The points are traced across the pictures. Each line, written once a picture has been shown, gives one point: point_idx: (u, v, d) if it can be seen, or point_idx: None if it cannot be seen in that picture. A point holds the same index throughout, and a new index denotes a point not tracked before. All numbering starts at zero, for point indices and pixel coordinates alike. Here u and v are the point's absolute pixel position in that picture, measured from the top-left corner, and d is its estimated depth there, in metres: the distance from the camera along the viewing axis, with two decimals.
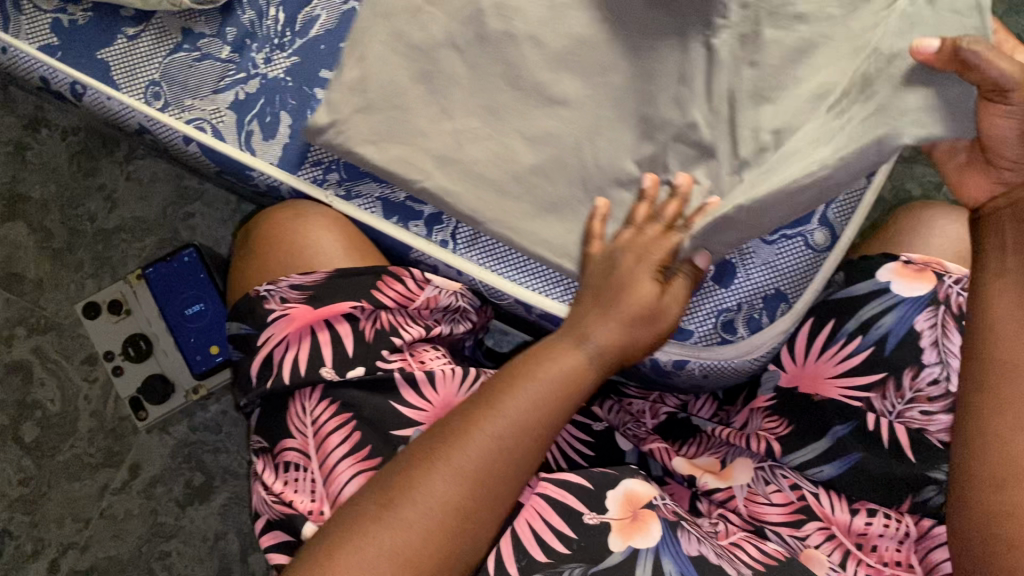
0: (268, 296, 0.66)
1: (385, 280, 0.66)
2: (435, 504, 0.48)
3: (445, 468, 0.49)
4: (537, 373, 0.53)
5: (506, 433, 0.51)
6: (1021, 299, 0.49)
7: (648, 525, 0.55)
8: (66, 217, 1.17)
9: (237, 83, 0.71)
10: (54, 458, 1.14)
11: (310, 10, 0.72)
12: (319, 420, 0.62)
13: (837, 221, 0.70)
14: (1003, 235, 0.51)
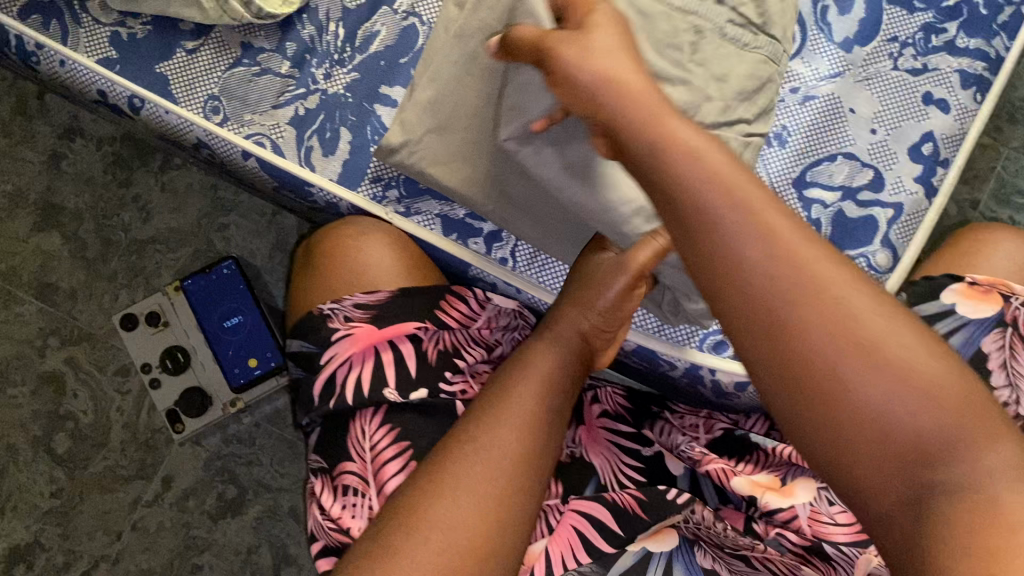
0: (331, 314, 0.65)
1: (449, 300, 0.67)
2: (451, 525, 0.49)
3: (455, 488, 0.51)
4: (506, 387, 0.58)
5: (487, 448, 0.53)
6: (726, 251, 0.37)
7: (664, 539, 0.63)
8: (100, 227, 1.16)
9: (297, 98, 0.70)
10: (86, 470, 1.13)
11: (370, 26, 0.71)
12: (379, 446, 0.61)
13: (899, 242, 0.69)
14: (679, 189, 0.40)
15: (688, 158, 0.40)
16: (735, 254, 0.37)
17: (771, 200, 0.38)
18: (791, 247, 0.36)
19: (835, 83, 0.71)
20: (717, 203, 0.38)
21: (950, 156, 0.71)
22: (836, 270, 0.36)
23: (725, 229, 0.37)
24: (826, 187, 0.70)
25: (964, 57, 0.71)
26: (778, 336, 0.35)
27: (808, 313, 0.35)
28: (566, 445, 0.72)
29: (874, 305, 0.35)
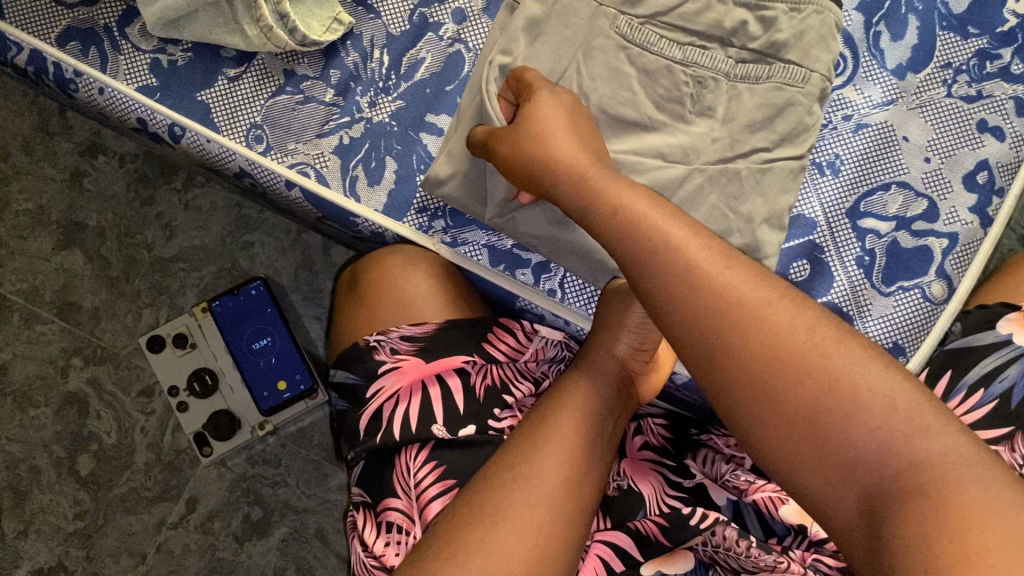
0: (378, 346, 0.63)
1: (497, 332, 0.65)
2: (501, 555, 0.47)
3: (507, 519, 0.48)
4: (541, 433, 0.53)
5: (519, 511, 0.48)
6: (701, 332, 0.44)
7: (679, 561, 0.64)
8: (123, 245, 1.15)
9: (342, 126, 0.69)
10: (109, 492, 1.12)
11: (416, 52, 0.70)
12: (423, 484, 0.58)
13: (955, 273, 0.68)
14: (657, 282, 0.46)
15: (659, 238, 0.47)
16: (706, 322, 0.43)
17: (730, 265, 0.44)
18: (751, 303, 0.43)
19: (888, 111, 0.70)
20: (688, 279, 0.45)
21: (1006, 185, 0.69)
22: (786, 315, 0.42)
23: (699, 302, 0.44)
24: (880, 217, 0.69)
25: (1020, 84, 0.69)
26: (756, 389, 0.42)
27: (767, 360, 0.41)
28: (612, 477, 0.70)
29: (822, 339, 0.41)
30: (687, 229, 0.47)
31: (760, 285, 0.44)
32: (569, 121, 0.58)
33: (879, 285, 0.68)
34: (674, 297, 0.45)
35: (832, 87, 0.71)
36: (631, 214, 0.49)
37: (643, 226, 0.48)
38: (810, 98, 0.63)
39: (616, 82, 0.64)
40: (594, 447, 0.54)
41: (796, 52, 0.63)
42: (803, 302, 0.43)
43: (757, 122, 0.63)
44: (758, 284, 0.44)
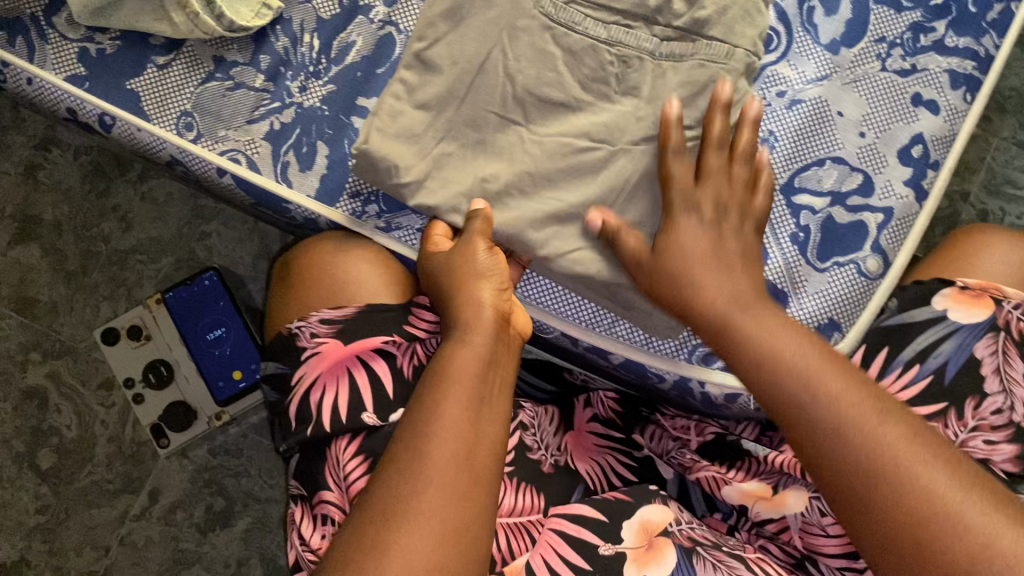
0: (300, 332, 0.63)
1: (414, 310, 0.65)
2: (429, 516, 0.46)
3: (428, 479, 0.48)
4: (430, 410, 0.51)
5: (424, 498, 0.47)
6: (836, 463, 0.47)
7: (662, 553, 0.60)
8: (80, 238, 1.14)
9: (272, 112, 0.69)
10: (71, 485, 1.11)
11: (346, 36, 0.70)
12: (351, 476, 0.59)
13: (890, 248, 0.68)
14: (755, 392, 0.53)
15: (788, 353, 0.52)
16: (830, 441, 0.48)
17: (848, 379, 0.50)
18: (873, 434, 0.47)
19: (822, 86, 0.70)
20: (808, 397, 0.50)
21: (941, 158, 0.69)
22: (906, 446, 0.46)
23: (829, 427, 0.48)
24: (815, 193, 0.68)
25: (954, 56, 0.69)
26: (882, 512, 0.45)
27: (888, 485, 0.45)
28: (550, 454, 0.70)
29: (932, 462, 0.45)
30: (818, 346, 0.52)
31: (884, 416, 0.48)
32: (716, 234, 0.60)
33: (814, 261, 0.68)
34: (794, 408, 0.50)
35: (765, 63, 0.70)
36: (749, 328, 0.55)
37: (762, 337, 0.54)
38: (733, 74, 0.63)
39: (541, 63, 0.65)
40: (489, 388, 0.54)
41: (719, 28, 0.63)
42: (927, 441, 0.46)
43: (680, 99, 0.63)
44: (877, 398, 0.49)
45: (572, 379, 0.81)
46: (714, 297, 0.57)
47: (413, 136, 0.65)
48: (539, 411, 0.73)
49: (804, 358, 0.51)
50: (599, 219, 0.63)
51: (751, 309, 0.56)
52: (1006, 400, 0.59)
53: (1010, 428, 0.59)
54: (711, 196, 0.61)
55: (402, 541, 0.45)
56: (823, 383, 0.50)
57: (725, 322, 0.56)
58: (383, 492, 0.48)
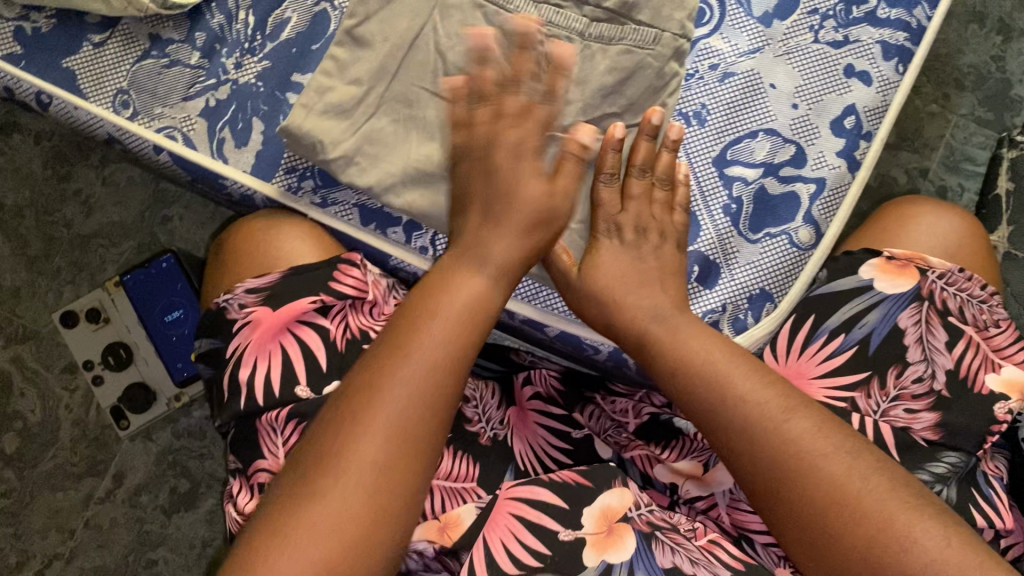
0: (227, 306, 0.65)
1: (340, 268, 0.65)
2: (387, 434, 0.48)
3: (395, 395, 0.49)
4: (415, 326, 0.52)
5: (385, 425, 0.48)
6: (750, 462, 0.53)
7: (622, 540, 0.59)
8: (41, 223, 1.14)
9: (208, 89, 0.69)
10: (36, 469, 1.12)
11: (281, 12, 0.70)
12: (290, 443, 0.60)
13: (822, 219, 0.68)
14: (692, 397, 0.57)
15: (708, 364, 0.57)
16: (750, 448, 0.53)
17: (760, 381, 0.55)
18: (786, 437, 0.52)
19: (755, 59, 0.70)
20: (725, 406, 0.55)
21: (873, 129, 0.70)
22: (816, 445, 0.52)
23: (742, 435, 0.54)
24: (747, 165, 0.69)
25: (886, 28, 0.70)
26: (790, 501, 0.51)
27: (796, 480, 0.51)
28: (488, 426, 0.72)
29: (837, 454, 0.51)
30: (736, 357, 0.57)
31: (797, 419, 0.53)
32: (636, 255, 0.63)
33: (746, 233, 0.69)
34: (710, 415, 0.56)
35: (698, 36, 0.71)
36: (665, 339, 0.59)
37: (688, 351, 0.58)
38: (660, 60, 0.65)
39: (472, 42, 0.65)
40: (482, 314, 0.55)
41: (646, 12, 0.65)
42: (833, 439, 0.52)
43: (608, 85, 0.65)
44: (787, 398, 0.54)
45: (520, 360, 0.81)
46: (638, 320, 0.61)
47: (343, 112, 0.66)
48: (480, 386, 0.75)
49: (723, 368, 0.57)
50: None
51: (669, 323, 0.60)
52: (927, 368, 0.62)
53: (930, 397, 0.61)
54: (634, 219, 0.64)
55: (357, 457, 0.47)
56: (735, 394, 0.55)
57: (643, 338, 0.61)
58: (350, 401, 0.50)
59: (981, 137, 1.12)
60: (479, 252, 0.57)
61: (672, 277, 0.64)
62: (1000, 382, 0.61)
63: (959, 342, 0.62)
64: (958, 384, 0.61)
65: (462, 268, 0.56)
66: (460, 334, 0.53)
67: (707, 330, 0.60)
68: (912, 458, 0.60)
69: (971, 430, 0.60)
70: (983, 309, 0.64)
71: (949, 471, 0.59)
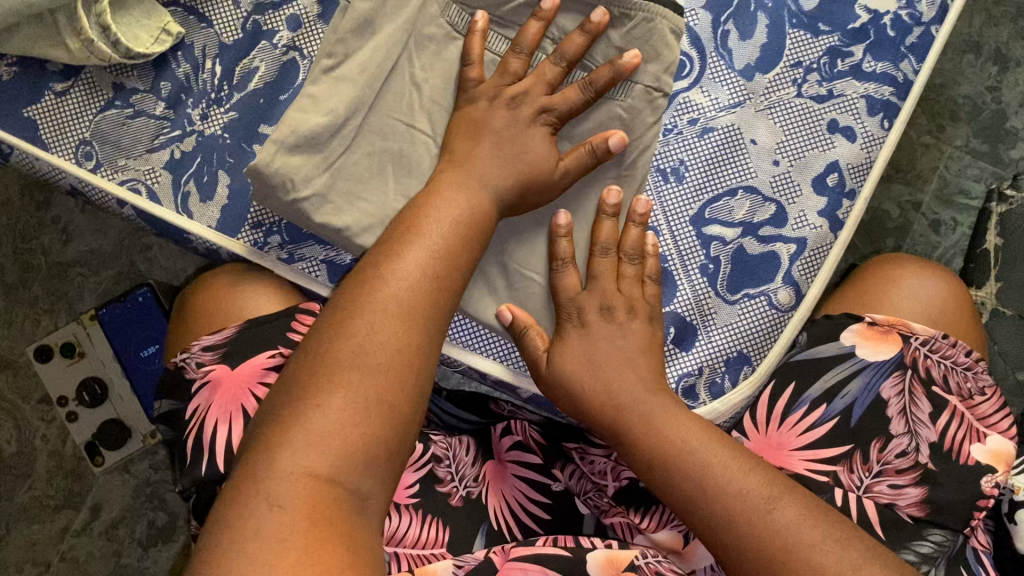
0: (186, 365, 0.63)
1: (299, 318, 0.64)
2: (390, 322, 0.49)
3: (391, 291, 0.51)
4: (403, 245, 0.54)
5: (385, 317, 0.49)
6: (738, 553, 0.52)
7: None
8: (19, 250, 1.11)
9: (173, 140, 0.67)
10: (11, 501, 1.09)
11: (249, 61, 0.68)
12: None
13: (803, 279, 0.67)
14: (672, 485, 0.55)
15: (686, 449, 0.56)
16: (735, 540, 0.52)
17: (741, 469, 0.54)
18: (771, 526, 0.51)
19: (735, 113, 0.68)
20: (704, 493, 0.54)
21: (857, 187, 0.68)
22: (804, 532, 0.50)
23: (723, 525, 0.52)
24: (726, 224, 0.67)
25: (872, 82, 0.68)
26: None
27: (782, 571, 0.50)
28: (464, 484, 0.69)
29: (823, 545, 0.50)
30: (714, 441, 0.56)
31: (784, 509, 0.52)
32: (607, 316, 0.62)
33: (724, 294, 0.67)
34: (690, 502, 0.54)
35: (678, 90, 0.69)
36: (641, 430, 0.58)
37: (661, 437, 0.57)
38: (631, 111, 0.63)
39: (447, 74, 0.65)
40: (466, 242, 0.57)
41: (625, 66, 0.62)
42: (818, 524, 0.51)
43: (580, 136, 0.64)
44: (770, 485, 0.53)
45: (498, 411, 0.78)
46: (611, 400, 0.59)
47: (316, 145, 0.62)
48: (454, 442, 0.71)
49: (699, 454, 0.56)
50: (510, 313, 0.63)
51: (642, 404, 0.59)
52: (911, 442, 0.60)
53: (915, 471, 0.59)
54: (598, 299, 0.62)
55: (379, 332, 0.48)
56: (716, 482, 0.54)
57: (617, 413, 0.59)
58: (351, 292, 0.51)
59: (976, 170, 1.08)
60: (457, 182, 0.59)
61: (645, 352, 0.61)
62: (986, 453, 0.60)
63: (943, 412, 0.61)
64: (942, 458, 0.59)
65: (461, 190, 0.59)
66: (452, 242, 0.56)
67: (685, 410, 0.59)
68: (897, 536, 0.58)
69: (955, 504, 0.59)
70: (968, 377, 0.62)
71: (934, 551, 0.58)
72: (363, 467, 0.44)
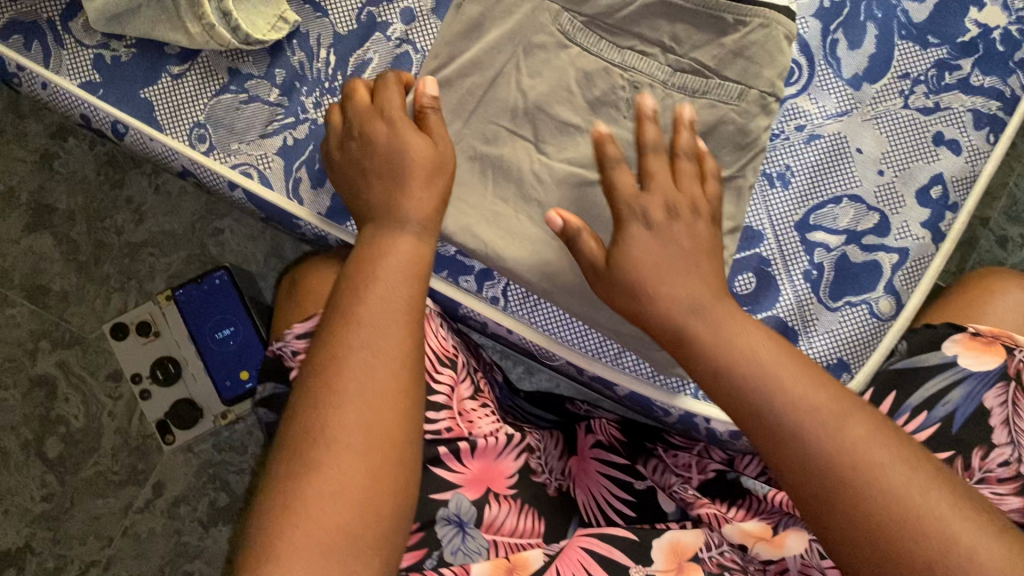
0: (282, 353, 0.62)
1: None
2: (367, 392, 0.48)
3: (360, 359, 0.49)
4: (360, 295, 0.52)
5: (365, 390, 0.48)
6: (804, 468, 0.47)
7: None
8: (93, 229, 1.12)
9: (286, 127, 0.68)
10: (76, 475, 1.10)
11: (363, 53, 0.69)
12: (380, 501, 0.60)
13: (904, 289, 0.67)
14: (734, 397, 0.51)
15: (751, 358, 0.51)
16: (806, 460, 0.47)
17: (813, 383, 0.50)
18: (849, 447, 0.46)
19: (842, 122, 0.69)
20: (774, 403, 0.49)
21: (961, 201, 0.68)
22: (885, 456, 0.46)
23: (789, 440, 0.48)
24: (830, 231, 0.68)
25: (978, 96, 0.68)
26: (856, 504, 0.45)
27: (852, 491, 0.45)
28: (551, 476, 0.67)
29: (907, 466, 0.46)
30: (783, 354, 0.52)
31: (861, 428, 0.47)
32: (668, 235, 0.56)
33: (826, 300, 0.67)
34: (754, 416, 0.50)
35: (786, 96, 0.70)
36: (704, 336, 0.53)
37: (730, 345, 0.52)
38: (745, 116, 0.63)
39: (555, 80, 0.65)
40: (419, 282, 0.55)
41: (734, 69, 0.63)
42: (893, 444, 0.47)
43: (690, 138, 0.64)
44: (834, 397, 0.49)
45: (575, 409, 0.80)
46: (674, 312, 0.54)
47: None
48: (544, 435, 0.72)
49: (767, 364, 0.51)
50: (559, 220, 0.59)
51: (707, 313, 0.54)
52: (1014, 452, 0.58)
53: (1017, 481, 0.57)
54: (660, 199, 0.57)
55: (354, 406, 0.48)
56: (789, 392, 0.49)
57: (679, 331, 0.54)
58: (317, 366, 0.50)
59: None
60: (406, 216, 0.56)
61: (709, 254, 0.57)
62: None
63: None
64: None
65: (412, 233, 0.56)
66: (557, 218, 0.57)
67: (752, 322, 0.54)
68: None
69: None
70: None
71: None
72: (352, 553, 0.45)
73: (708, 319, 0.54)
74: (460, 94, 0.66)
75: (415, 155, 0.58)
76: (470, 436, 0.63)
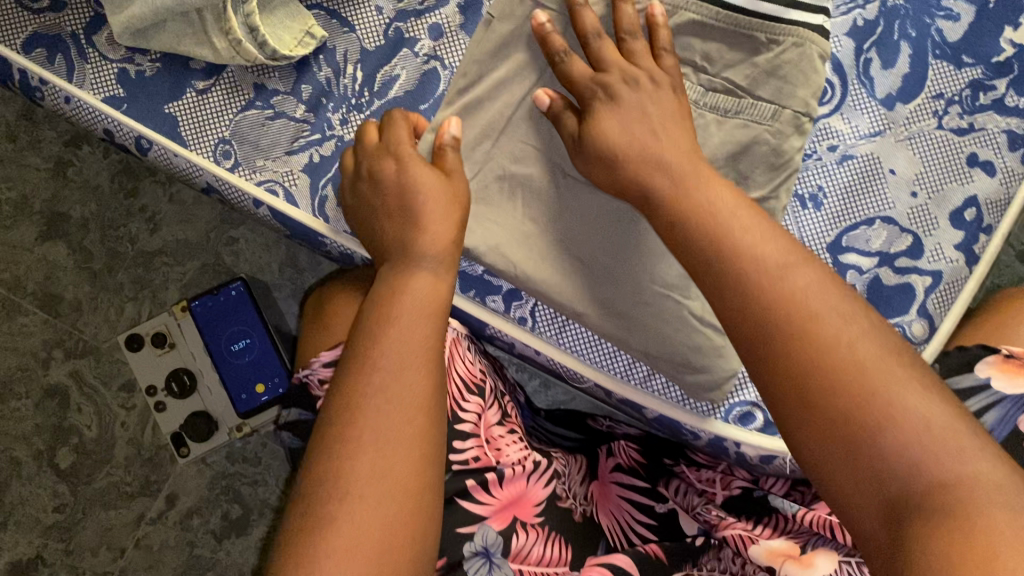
0: (309, 380, 0.62)
1: None
2: (384, 441, 0.47)
3: (378, 409, 0.48)
4: (376, 339, 0.51)
5: (381, 439, 0.47)
6: (744, 305, 0.47)
7: None
8: (106, 237, 1.12)
9: (312, 144, 0.68)
10: (89, 485, 1.09)
11: (390, 69, 0.68)
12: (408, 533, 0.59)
13: (936, 312, 0.66)
14: (691, 246, 0.51)
15: (712, 213, 0.51)
16: (749, 294, 0.47)
17: (771, 238, 0.49)
18: (792, 291, 0.46)
19: (875, 142, 0.68)
20: (727, 250, 0.49)
21: (995, 223, 0.67)
22: (824, 302, 0.45)
23: (737, 278, 0.48)
24: (862, 253, 0.67)
25: (1013, 116, 0.67)
26: (795, 344, 0.44)
27: (789, 333, 0.45)
28: (578, 502, 0.67)
29: (850, 318, 0.45)
30: (743, 208, 0.51)
31: (807, 277, 0.47)
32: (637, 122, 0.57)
33: None
34: (707, 258, 0.50)
35: (819, 116, 0.69)
36: (666, 195, 0.54)
37: (692, 202, 0.52)
38: (778, 136, 0.63)
39: None
40: (435, 324, 0.53)
41: (767, 88, 0.62)
42: (838, 295, 0.46)
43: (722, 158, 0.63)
44: (787, 252, 0.48)
45: (597, 426, 0.80)
46: (643, 175, 0.55)
47: None
48: (569, 459, 0.71)
49: (724, 217, 0.51)
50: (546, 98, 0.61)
51: (673, 172, 0.54)
52: None
53: None
54: (618, 73, 0.58)
55: (372, 456, 0.47)
56: (742, 241, 0.49)
57: (644, 191, 0.55)
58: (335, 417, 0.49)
59: None
60: (422, 253, 0.55)
61: (679, 123, 0.57)
62: None
63: None
64: None
65: (427, 270, 0.55)
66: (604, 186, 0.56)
67: (721, 181, 0.54)
68: None
69: None
70: None
71: None
72: None
73: (673, 174, 0.54)
74: (489, 112, 0.65)
75: (428, 183, 0.57)
76: (497, 466, 0.63)
